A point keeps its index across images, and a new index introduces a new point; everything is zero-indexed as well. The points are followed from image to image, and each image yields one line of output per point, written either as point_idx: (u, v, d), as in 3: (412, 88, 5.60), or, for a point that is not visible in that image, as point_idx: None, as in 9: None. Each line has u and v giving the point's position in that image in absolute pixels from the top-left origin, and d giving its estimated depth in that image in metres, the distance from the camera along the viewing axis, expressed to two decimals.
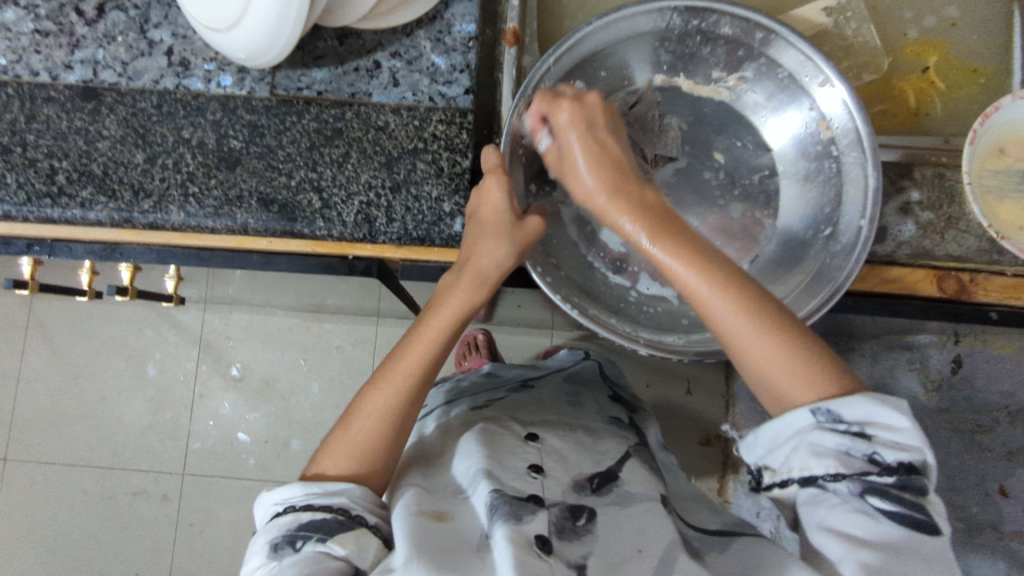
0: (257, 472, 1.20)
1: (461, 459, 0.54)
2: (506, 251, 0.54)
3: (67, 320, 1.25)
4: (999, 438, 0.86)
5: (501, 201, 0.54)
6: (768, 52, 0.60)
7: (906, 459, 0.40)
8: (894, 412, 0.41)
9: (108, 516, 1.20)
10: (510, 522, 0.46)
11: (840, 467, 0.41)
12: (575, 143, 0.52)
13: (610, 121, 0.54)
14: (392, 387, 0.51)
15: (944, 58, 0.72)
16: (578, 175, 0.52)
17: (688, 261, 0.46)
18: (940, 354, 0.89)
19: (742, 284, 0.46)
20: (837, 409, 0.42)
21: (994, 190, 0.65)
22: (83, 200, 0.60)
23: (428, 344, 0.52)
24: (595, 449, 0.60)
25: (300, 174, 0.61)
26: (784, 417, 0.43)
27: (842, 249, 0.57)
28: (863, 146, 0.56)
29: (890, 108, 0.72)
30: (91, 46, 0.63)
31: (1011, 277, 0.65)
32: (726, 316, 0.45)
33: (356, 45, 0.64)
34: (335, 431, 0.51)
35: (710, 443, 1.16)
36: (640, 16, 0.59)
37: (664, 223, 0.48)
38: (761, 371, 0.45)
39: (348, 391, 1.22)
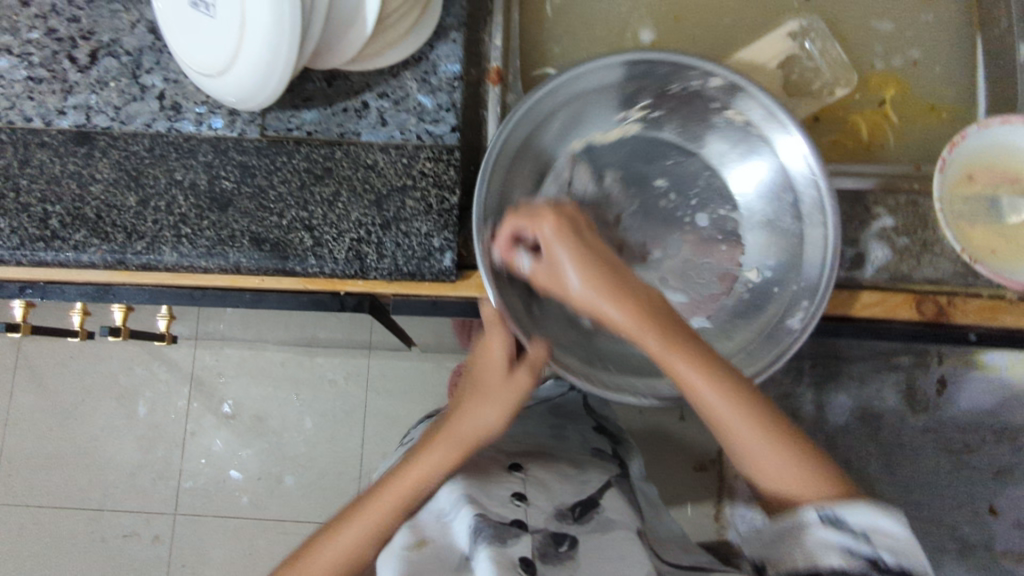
0: (251, 509, 1.20)
1: (440, 490, 0.54)
2: (489, 418, 0.57)
3: (57, 360, 1.25)
4: (986, 457, 0.87)
5: (501, 356, 0.59)
6: (725, 98, 0.63)
7: (906, 565, 0.42)
8: (897, 522, 0.43)
9: (98, 559, 1.19)
10: (494, 545, 0.46)
11: (842, 561, 0.42)
12: (560, 251, 0.51)
13: (587, 228, 0.54)
14: (367, 518, 0.52)
15: (902, 93, 0.76)
16: (573, 286, 0.50)
17: (703, 375, 0.49)
18: (926, 376, 0.89)
19: (748, 396, 0.50)
20: (843, 514, 0.44)
21: (966, 216, 0.68)
22: (77, 242, 0.60)
23: (398, 493, 0.53)
24: (578, 478, 0.61)
25: (291, 213, 0.62)
26: (789, 515, 0.46)
27: (810, 288, 0.61)
28: (820, 192, 0.59)
29: (841, 138, 0.75)
30: (84, 92, 0.64)
31: (987, 299, 0.67)
32: (741, 427, 0.49)
33: (345, 87, 0.66)
34: (297, 557, 0.52)
35: (704, 468, 1.16)
36: (605, 69, 0.62)
37: (670, 331, 0.50)
38: (769, 477, 0.49)
39: (341, 425, 1.23)
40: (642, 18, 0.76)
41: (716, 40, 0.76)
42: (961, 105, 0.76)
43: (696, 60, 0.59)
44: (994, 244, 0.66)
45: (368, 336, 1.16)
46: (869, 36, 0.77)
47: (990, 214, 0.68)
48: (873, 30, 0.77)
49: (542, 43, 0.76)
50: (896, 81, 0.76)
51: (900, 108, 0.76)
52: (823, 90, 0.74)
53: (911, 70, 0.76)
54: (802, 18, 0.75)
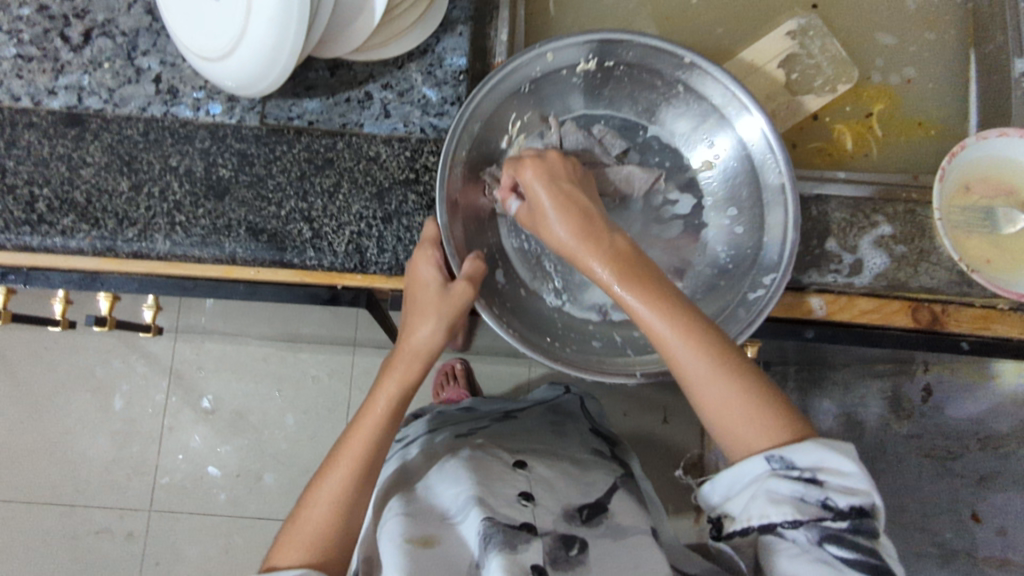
0: (228, 507, 1.17)
1: (446, 486, 0.55)
2: (428, 328, 0.55)
3: (30, 350, 1.20)
4: (969, 464, 0.85)
5: (431, 276, 0.56)
6: (690, 81, 0.63)
7: (856, 503, 0.42)
8: (841, 457, 0.44)
9: (68, 557, 1.15)
10: (504, 553, 0.46)
11: (797, 514, 0.42)
12: (543, 193, 0.55)
13: (573, 176, 0.57)
14: (341, 472, 0.51)
15: (890, 108, 0.77)
16: (550, 226, 0.54)
17: (657, 307, 0.49)
18: (911, 383, 0.92)
19: (703, 331, 0.49)
20: (789, 455, 0.44)
21: (963, 226, 0.68)
22: (65, 228, 0.58)
23: (369, 422, 0.53)
24: (584, 480, 0.60)
25: (290, 204, 0.61)
26: (741, 466, 0.46)
27: (769, 273, 0.60)
28: (784, 182, 0.60)
29: (828, 146, 0.76)
30: (76, 72, 0.62)
31: (979, 308, 0.68)
32: (687, 362, 0.48)
33: (348, 76, 0.64)
34: (284, 529, 0.51)
35: (686, 472, 1.16)
36: (570, 47, 0.61)
37: (636, 270, 0.51)
38: (717, 416, 0.48)
39: (324, 423, 1.21)
40: (645, 22, 0.77)
41: (718, 45, 0.77)
42: (955, 118, 0.77)
43: (657, 41, 0.59)
44: (988, 254, 0.67)
45: (352, 332, 1.14)
46: (867, 47, 0.78)
47: (986, 224, 0.68)
48: (870, 42, 0.78)
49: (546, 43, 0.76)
50: (890, 95, 0.77)
51: (888, 123, 0.77)
52: (825, 87, 0.74)
53: (906, 88, 0.77)
54: (803, 15, 0.76)
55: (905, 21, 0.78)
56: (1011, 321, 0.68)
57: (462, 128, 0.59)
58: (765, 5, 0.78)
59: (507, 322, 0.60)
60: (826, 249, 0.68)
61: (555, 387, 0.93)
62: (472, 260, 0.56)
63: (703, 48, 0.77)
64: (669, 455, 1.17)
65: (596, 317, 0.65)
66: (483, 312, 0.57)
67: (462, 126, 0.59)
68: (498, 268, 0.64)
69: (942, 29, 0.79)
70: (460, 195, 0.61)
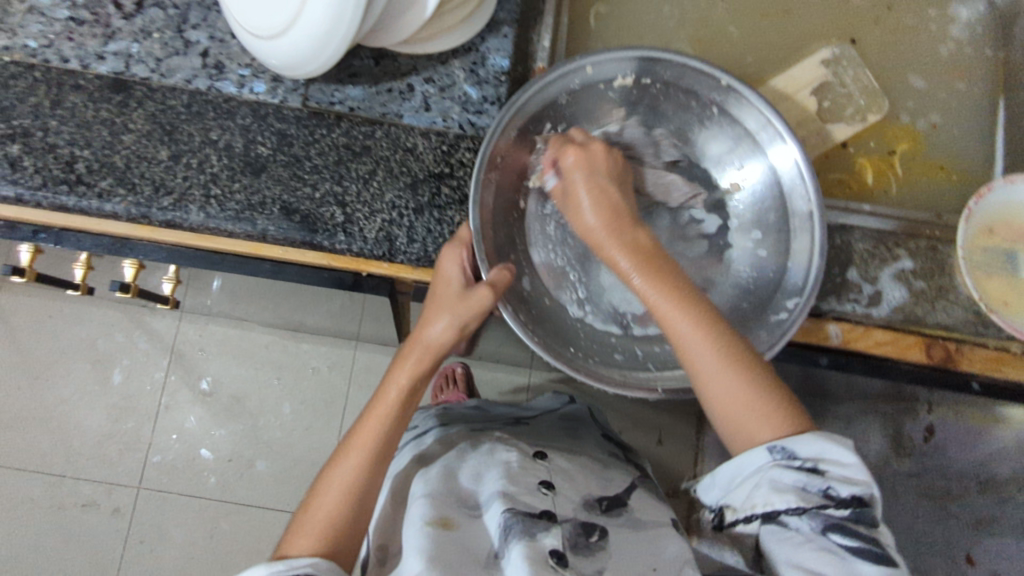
0: (217, 491, 1.16)
1: (474, 477, 0.58)
2: (442, 324, 0.55)
3: (34, 317, 1.20)
4: (969, 506, 0.87)
5: (452, 276, 0.57)
6: (726, 105, 0.64)
7: (856, 492, 0.45)
8: (841, 449, 0.46)
9: (51, 528, 1.14)
10: (526, 541, 0.50)
11: (800, 502, 0.45)
12: (580, 182, 0.56)
13: (613, 167, 0.58)
14: (351, 463, 0.52)
15: (913, 148, 0.78)
16: (581, 215, 0.56)
17: (674, 302, 0.51)
18: (913, 423, 0.90)
19: (717, 327, 0.51)
20: (791, 446, 0.47)
21: (984, 267, 0.69)
22: (101, 191, 0.58)
23: (382, 410, 0.54)
24: (603, 475, 0.64)
25: (325, 187, 0.61)
26: (744, 456, 0.48)
27: (792, 297, 0.61)
28: (812, 210, 0.60)
29: (847, 179, 0.76)
30: (125, 39, 0.63)
31: (993, 349, 0.68)
32: (700, 356, 0.50)
33: (392, 67, 0.65)
34: (296, 516, 0.51)
35: (676, 495, 1.15)
36: (612, 61, 0.62)
37: (659, 265, 0.53)
38: (724, 409, 0.50)
39: (321, 414, 1.20)
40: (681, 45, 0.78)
41: (751, 69, 0.79)
42: (978, 163, 0.78)
43: (697, 62, 0.61)
44: (1007, 297, 0.69)
45: (357, 327, 1.13)
46: (895, 88, 0.79)
47: (1006, 267, 0.70)
48: (899, 82, 0.80)
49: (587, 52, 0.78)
50: (913, 137, 0.78)
51: (911, 163, 0.78)
52: (855, 116, 0.76)
53: (932, 134, 0.79)
54: (836, 46, 0.78)
55: (935, 63, 0.80)
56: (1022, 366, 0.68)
57: (501, 131, 0.60)
58: (796, 40, 0.80)
59: (532, 328, 0.61)
60: (846, 278, 0.69)
61: (557, 397, 0.93)
62: (499, 270, 0.56)
63: (735, 69, 0.79)
64: (660, 477, 1.16)
65: (617, 329, 0.65)
66: (502, 308, 0.58)
67: (499, 132, 0.60)
68: (524, 275, 0.65)
69: (969, 75, 0.80)
70: (494, 194, 0.62)
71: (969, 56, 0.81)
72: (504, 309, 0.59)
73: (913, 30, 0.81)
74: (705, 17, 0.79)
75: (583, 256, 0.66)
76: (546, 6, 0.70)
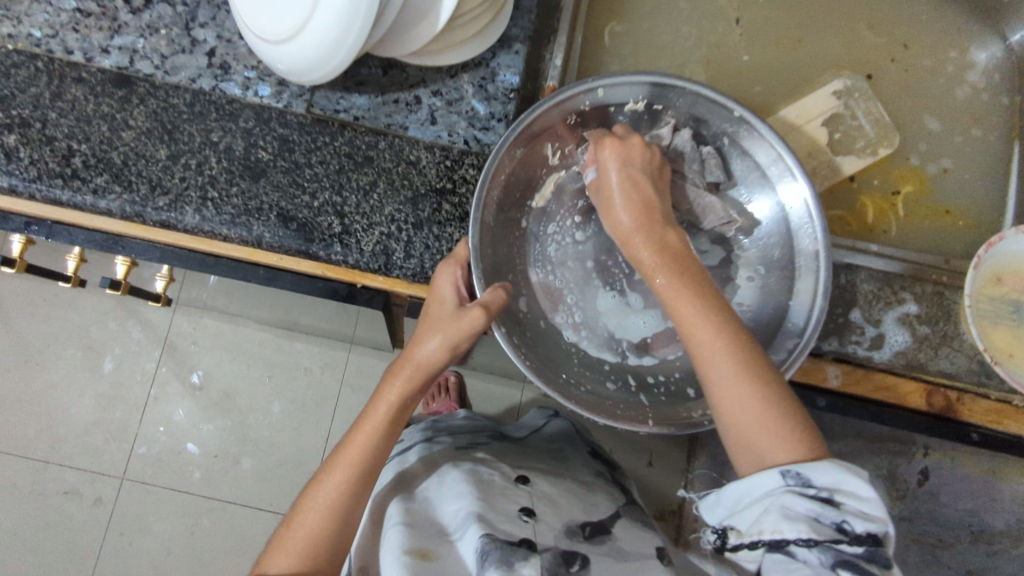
0: (201, 487, 1.15)
1: (449, 497, 0.57)
2: (432, 343, 0.54)
3: (28, 300, 1.19)
4: (957, 555, 0.86)
5: (446, 294, 0.55)
6: (736, 136, 0.62)
7: (873, 530, 0.40)
8: (859, 480, 0.41)
9: (32, 514, 1.13)
10: (502, 571, 0.48)
11: (812, 533, 0.40)
12: (614, 174, 0.56)
13: (649, 167, 0.57)
14: (335, 481, 0.50)
15: (920, 190, 0.77)
16: (614, 209, 0.55)
17: (692, 299, 0.49)
18: (907, 465, 0.86)
19: (734, 331, 0.48)
20: (807, 472, 0.42)
21: (990, 316, 0.68)
22: (96, 187, 0.57)
23: (368, 427, 0.53)
24: (587, 499, 0.64)
25: (324, 196, 0.60)
26: (755, 478, 0.43)
27: (792, 338, 0.59)
28: (818, 250, 0.58)
29: (847, 215, 0.75)
30: (132, 34, 0.62)
31: (994, 401, 0.67)
32: (713, 358, 0.47)
33: (399, 78, 0.64)
34: (278, 533, 0.50)
35: (664, 519, 1.12)
36: (623, 85, 0.60)
37: (688, 263, 0.52)
38: (734, 419, 0.46)
39: (310, 415, 1.19)
40: (694, 71, 0.78)
41: (763, 98, 0.78)
42: (989, 209, 0.77)
43: (709, 91, 0.58)
44: (1013, 349, 0.67)
45: (352, 330, 1.12)
46: (907, 128, 0.78)
47: (1012, 318, 0.69)
48: (912, 122, 0.79)
49: (598, 71, 0.77)
50: (921, 179, 0.77)
51: (920, 203, 0.77)
52: (866, 149, 0.75)
53: (943, 178, 0.78)
54: (848, 78, 0.77)
55: (950, 104, 0.79)
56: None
57: (507, 147, 0.58)
58: (811, 71, 0.79)
59: (524, 352, 0.59)
60: (849, 319, 0.67)
61: (545, 412, 0.92)
62: (493, 290, 0.55)
63: (748, 97, 0.78)
64: (650, 500, 1.13)
65: (612, 357, 0.64)
66: (497, 330, 0.57)
67: (505, 148, 0.57)
68: (521, 296, 0.63)
69: (984, 118, 0.79)
70: (494, 213, 0.60)
71: (984, 99, 0.80)
72: (498, 330, 0.57)
73: (929, 69, 0.80)
74: (720, 43, 0.78)
75: (583, 279, 0.65)
76: (559, 24, 0.70)
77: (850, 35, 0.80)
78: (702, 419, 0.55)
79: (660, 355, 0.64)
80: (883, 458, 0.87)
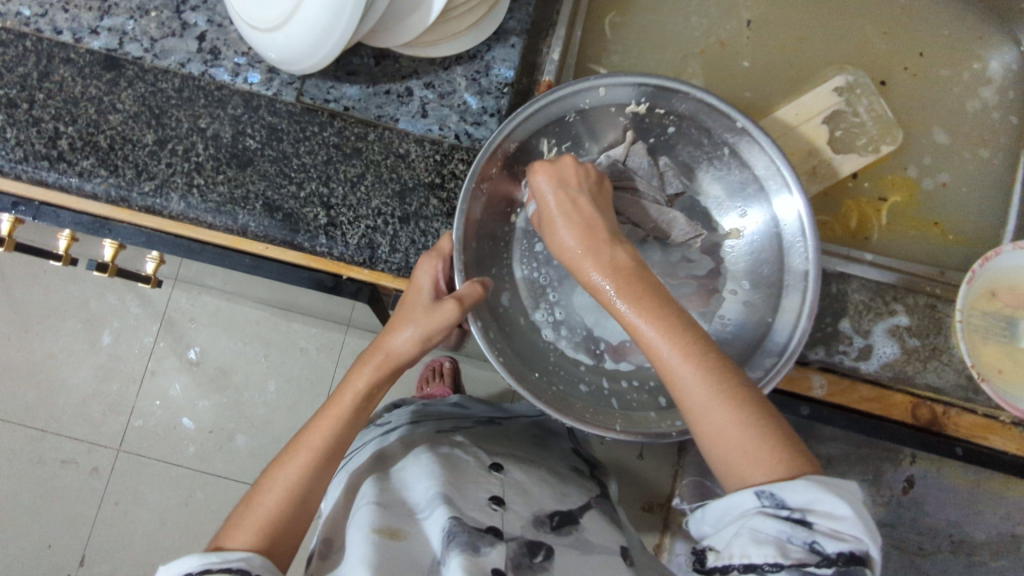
0: (195, 461, 1.17)
1: (416, 480, 0.58)
2: (405, 334, 0.54)
3: (29, 271, 1.20)
4: (939, 564, 0.85)
5: (424, 285, 0.55)
6: (737, 146, 0.61)
7: (845, 550, 0.38)
8: (838, 499, 0.40)
9: (30, 481, 1.15)
10: (466, 554, 0.48)
11: (779, 557, 0.39)
12: (551, 198, 0.54)
13: (589, 183, 0.56)
14: (298, 461, 0.51)
15: (909, 199, 0.76)
16: (557, 232, 0.53)
17: (659, 327, 0.47)
18: (894, 471, 0.86)
19: (708, 355, 0.46)
20: (780, 493, 0.41)
21: (981, 331, 0.67)
22: (83, 170, 0.57)
23: (336, 414, 0.53)
24: (563, 494, 0.64)
25: (311, 186, 0.59)
26: (733, 497, 0.43)
27: (775, 353, 0.58)
28: (808, 269, 0.57)
29: (835, 222, 0.74)
30: (121, 15, 0.61)
31: (981, 416, 0.67)
32: (688, 385, 0.46)
33: (392, 69, 0.63)
34: (238, 510, 0.50)
35: (652, 510, 1.11)
36: (623, 87, 0.59)
37: (643, 286, 0.49)
38: (714, 444, 0.45)
39: (304, 395, 1.20)
40: (694, 67, 0.76)
41: (766, 96, 0.77)
42: (990, 220, 0.76)
43: (709, 97, 0.57)
44: (1002, 364, 0.66)
45: (349, 313, 1.13)
46: (911, 133, 0.77)
47: (1004, 334, 0.68)
48: (916, 127, 0.77)
49: (599, 65, 0.76)
50: (912, 190, 0.76)
51: (919, 212, 0.76)
52: (868, 145, 0.73)
53: (941, 194, 0.76)
54: (851, 73, 0.75)
55: (959, 113, 0.78)
56: (1010, 435, 0.67)
57: (498, 145, 0.56)
58: (817, 70, 0.77)
59: (497, 347, 0.58)
60: (837, 328, 0.66)
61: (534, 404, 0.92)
62: (469, 284, 0.54)
63: (750, 96, 0.76)
64: (639, 491, 1.12)
65: (589, 359, 0.64)
66: (472, 323, 0.56)
67: (497, 144, 0.56)
68: (504, 291, 0.64)
69: (994, 129, 0.78)
70: (480, 209, 0.59)
71: (996, 110, 0.78)
72: (474, 325, 0.56)
73: (939, 76, 0.78)
74: (724, 38, 0.77)
75: (566, 280, 0.65)
76: (559, 18, 0.69)
77: (860, 37, 0.78)
78: (671, 429, 0.55)
79: (636, 361, 0.64)
80: (870, 463, 0.86)
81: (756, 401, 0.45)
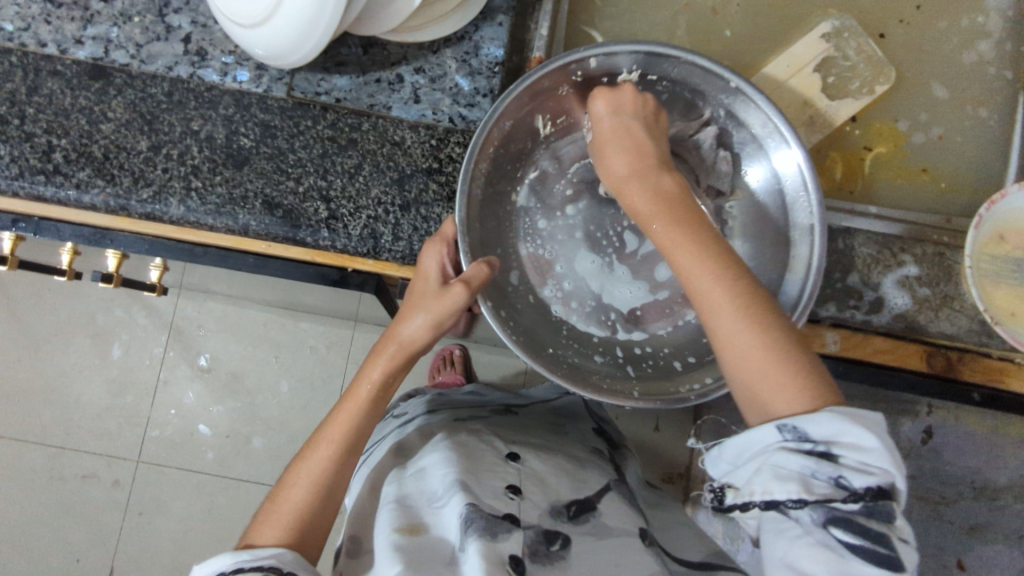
0: (214, 467, 1.17)
1: (431, 470, 0.57)
2: (416, 322, 0.54)
3: (34, 290, 1.20)
4: (961, 512, 0.85)
5: (433, 270, 0.55)
6: (732, 107, 0.60)
7: (873, 483, 0.38)
8: (863, 430, 0.39)
9: (54, 498, 1.15)
10: (483, 539, 0.50)
11: (803, 493, 0.39)
12: (606, 122, 0.54)
13: (646, 108, 0.55)
14: (319, 455, 0.51)
15: (901, 148, 0.75)
16: (608, 156, 0.54)
17: (691, 250, 0.48)
18: (912, 423, 0.85)
19: (739, 279, 0.46)
20: (804, 426, 0.41)
21: (992, 274, 0.67)
22: (79, 181, 0.57)
23: (353, 406, 0.53)
24: (576, 475, 0.64)
25: (310, 180, 0.59)
26: (753, 432, 0.43)
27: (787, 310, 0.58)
28: (813, 222, 0.57)
29: (835, 177, 0.74)
30: (105, 23, 0.61)
31: (996, 359, 0.67)
32: (715, 306, 0.46)
33: (381, 56, 0.63)
34: (264, 506, 0.50)
35: (671, 481, 1.12)
36: (614, 56, 0.58)
37: (680, 211, 0.50)
38: (738, 368, 0.45)
39: (318, 392, 1.20)
40: (683, 30, 0.75)
41: (757, 53, 0.76)
42: (991, 164, 0.75)
43: (701, 60, 0.57)
44: (1014, 307, 0.67)
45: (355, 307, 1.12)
46: (906, 81, 0.76)
47: (1014, 276, 0.67)
48: (909, 74, 0.76)
49: (585, 35, 0.75)
50: (899, 140, 0.75)
51: (918, 159, 0.75)
52: (863, 88, 0.72)
53: (935, 145, 0.76)
54: (837, 18, 0.74)
55: (953, 54, 0.77)
56: None
57: (494, 123, 0.56)
58: (808, 23, 0.76)
59: (510, 326, 0.58)
60: (847, 284, 0.66)
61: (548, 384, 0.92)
62: (475, 264, 0.53)
63: (739, 55, 0.76)
64: (658, 464, 1.13)
65: (603, 331, 0.64)
66: (483, 305, 0.56)
67: (493, 123, 0.56)
68: (511, 270, 0.63)
69: (990, 69, 0.77)
70: (481, 190, 0.59)
71: (991, 52, 0.77)
72: (484, 305, 0.56)
73: (931, 19, 0.77)
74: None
75: (569, 255, 0.65)
76: None
77: None
78: (689, 394, 0.55)
79: (651, 330, 0.63)
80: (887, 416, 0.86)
81: (785, 329, 0.45)
